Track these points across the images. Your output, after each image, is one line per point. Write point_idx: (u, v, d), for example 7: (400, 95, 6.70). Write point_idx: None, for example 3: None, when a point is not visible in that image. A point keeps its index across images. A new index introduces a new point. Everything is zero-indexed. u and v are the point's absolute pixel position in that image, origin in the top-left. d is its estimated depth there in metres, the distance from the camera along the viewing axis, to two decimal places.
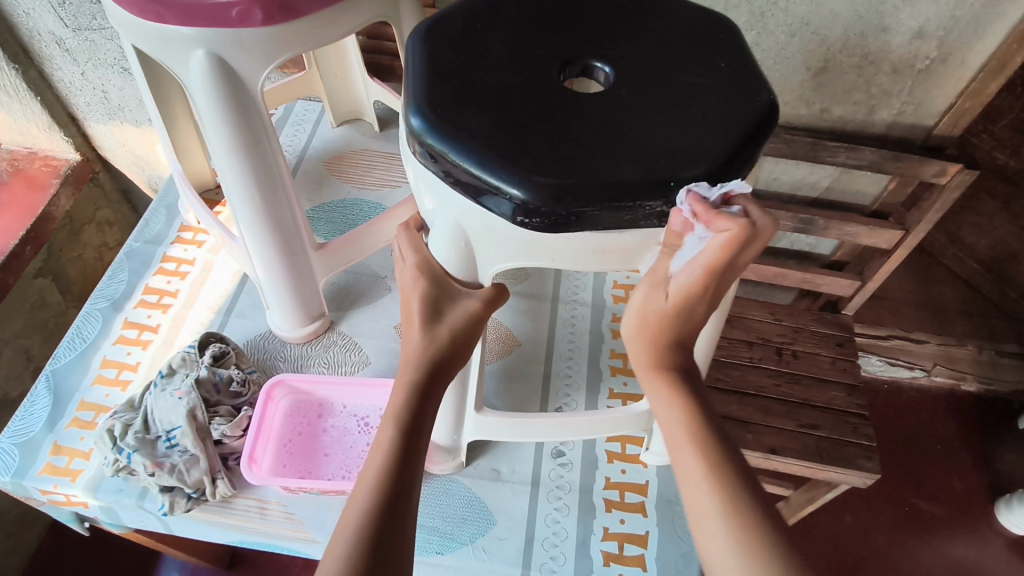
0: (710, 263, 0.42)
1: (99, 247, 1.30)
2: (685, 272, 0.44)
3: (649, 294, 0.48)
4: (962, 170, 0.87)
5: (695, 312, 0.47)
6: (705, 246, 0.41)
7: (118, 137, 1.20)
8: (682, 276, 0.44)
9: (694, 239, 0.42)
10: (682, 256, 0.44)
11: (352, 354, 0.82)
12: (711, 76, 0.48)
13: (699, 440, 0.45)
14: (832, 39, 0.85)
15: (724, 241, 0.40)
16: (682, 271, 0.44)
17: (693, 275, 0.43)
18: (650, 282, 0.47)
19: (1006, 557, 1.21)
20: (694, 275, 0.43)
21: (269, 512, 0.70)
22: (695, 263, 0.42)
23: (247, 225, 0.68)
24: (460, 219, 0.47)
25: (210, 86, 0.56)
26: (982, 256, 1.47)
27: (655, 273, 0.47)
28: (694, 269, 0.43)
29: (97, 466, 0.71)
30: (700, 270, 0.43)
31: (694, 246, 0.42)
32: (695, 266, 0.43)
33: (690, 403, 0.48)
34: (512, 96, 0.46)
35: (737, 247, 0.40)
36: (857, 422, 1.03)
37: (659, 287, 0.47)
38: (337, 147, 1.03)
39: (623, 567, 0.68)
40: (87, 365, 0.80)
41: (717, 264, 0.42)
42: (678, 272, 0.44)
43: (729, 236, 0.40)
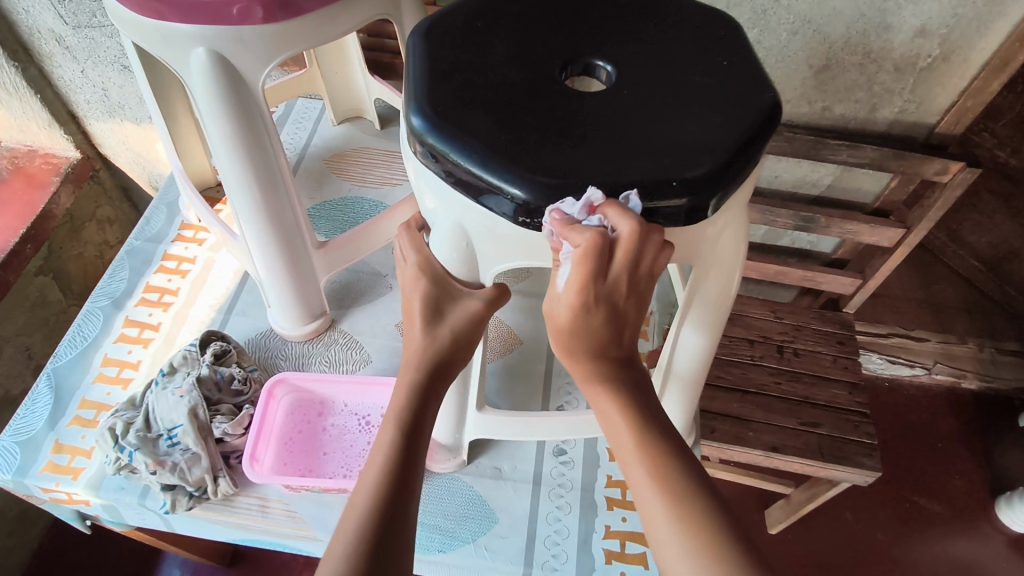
0: (582, 275, 0.41)
1: (99, 245, 1.30)
2: (566, 291, 0.43)
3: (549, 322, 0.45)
4: (964, 168, 0.87)
5: (607, 322, 0.44)
6: (572, 260, 0.41)
7: (118, 135, 1.20)
8: (563, 295, 0.43)
9: (566, 255, 0.42)
10: (560, 275, 0.43)
11: (353, 352, 0.82)
12: (713, 75, 0.48)
13: (648, 453, 0.42)
14: (834, 37, 0.84)
15: (585, 251, 0.40)
16: (564, 290, 0.43)
17: (571, 292, 0.42)
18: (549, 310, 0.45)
19: (1006, 553, 1.21)
20: (573, 291, 0.42)
21: (270, 510, 0.70)
22: (572, 279, 0.42)
23: (247, 224, 0.68)
24: (462, 219, 0.47)
25: (209, 84, 0.56)
26: (982, 254, 1.47)
27: (548, 298, 0.45)
28: (572, 285, 0.42)
29: (98, 464, 0.71)
30: (577, 285, 0.42)
31: (567, 261, 0.42)
32: (571, 281, 0.42)
33: (633, 412, 0.44)
34: (513, 95, 0.45)
35: (599, 255, 0.40)
36: (858, 420, 1.03)
37: (552, 311, 0.44)
38: (337, 145, 1.03)
39: (625, 565, 0.68)
40: (88, 364, 0.80)
41: (591, 272, 0.41)
42: (561, 292, 0.43)
43: (585, 245, 0.40)
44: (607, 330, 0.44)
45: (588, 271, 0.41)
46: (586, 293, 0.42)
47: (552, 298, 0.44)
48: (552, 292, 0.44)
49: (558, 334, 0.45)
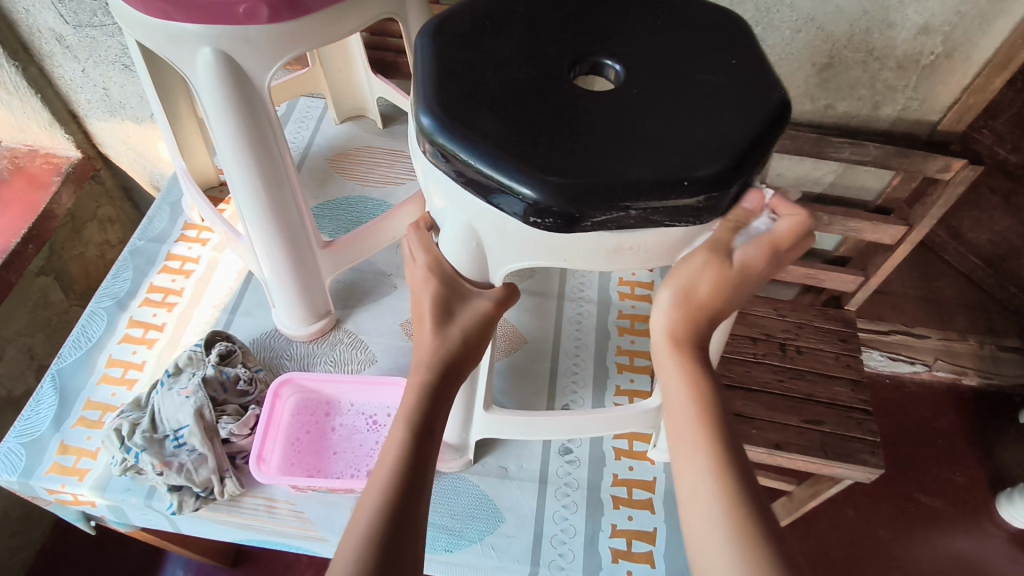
0: (778, 240, 0.47)
1: (100, 245, 1.30)
2: (748, 247, 0.48)
3: (706, 262, 0.47)
4: (966, 165, 0.87)
5: (739, 291, 0.49)
6: (772, 229, 0.48)
7: (119, 134, 1.20)
8: (750, 251, 0.47)
9: (760, 222, 0.48)
10: (745, 233, 0.48)
11: (358, 352, 0.82)
12: (722, 74, 0.48)
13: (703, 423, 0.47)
14: (837, 35, 0.84)
15: (793, 225, 0.47)
16: (745, 247, 0.48)
17: (758, 251, 0.48)
18: (710, 250, 0.47)
19: (1008, 549, 1.21)
20: (760, 252, 0.48)
21: (277, 511, 0.70)
22: (765, 238, 0.47)
23: (252, 223, 0.68)
24: (471, 219, 0.47)
25: (217, 84, 0.56)
26: (983, 251, 1.47)
27: (717, 244, 0.47)
28: (760, 245, 0.47)
29: (104, 465, 0.71)
30: (766, 247, 0.48)
31: (761, 228, 0.48)
32: (768, 244, 0.48)
33: (700, 384, 0.49)
34: (522, 95, 0.45)
35: (799, 235, 0.48)
36: (861, 418, 1.02)
37: (719, 259, 0.47)
38: (340, 144, 1.03)
39: (631, 563, 0.68)
40: (92, 364, 0.80)
41: (780, 247, 0.48)
42: (743, 247, 0.48)
43: (797, 222, 0.48)
44: (738, 296, 0.50)
45: (780, 242, 0.48)
46: (767, 258, 0.48)
47: (727, 246, 0.47)
48: (730, 240, 0.47)
49: (713, 277, 0.48)
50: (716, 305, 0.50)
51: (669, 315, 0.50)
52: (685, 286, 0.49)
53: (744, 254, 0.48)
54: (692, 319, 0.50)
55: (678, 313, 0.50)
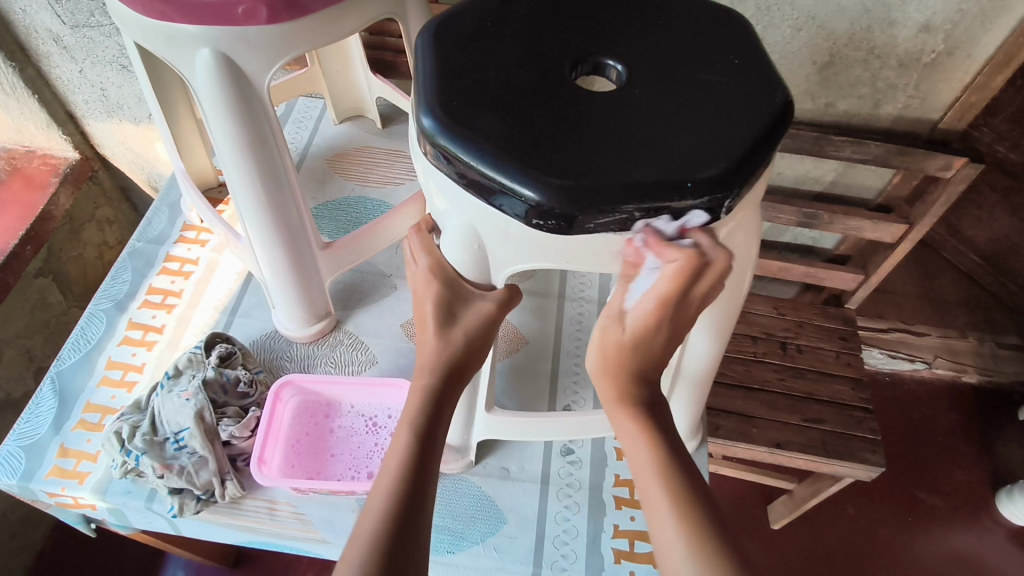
0: (662, 292, 0.45)
1: (99, 246, 1.29)
2: (640, 303, 0.47)
3: (605, 330, 0.50)
4: (968, 163, 0.87)
5: (654, 343, 0.49)
6: (659, 275, 0.45)
7: (117, 135, 1.19)
8: (636, 307, 0.48)
9: (644, 274, 0.46)
10: (635, 288, 0.47)
11: (358, 353, 0.82)
12: (723, 74, 0.48)
13: (667, 477, 0.46)
14: (838, 33, 0.84)
15: (673, 271, 0.44)
16: (637, 302, 0.47)
17: (647, 305, 0.47)
18: (608, 317, 0.50)
19: (1008, 546, 1.22)
20: (649, 306, 0.47)
21: (278, 513, 0.70)
22: (648, 293, 0.46)
23: (251, 224, 0.67)
24: (473, 220, 0.47)
25: (216, 86, 0.56)
26: (982, 249, 1.46)
27: (612, 309, 0.50)
28: (650, 299, 0.46)
29: (104, 468, 0.71)
30: (653, 300, 0.46)
31: (647, 280, 0.46)
32: (652, 296, 0.46)
33: (655, 437, 0.48)
34: (524, 96, 0.45)
35: (685, 276, 0.44)
36: (862, 416, 1.02)
37: (617, 321, 0.49)
38: (339, 144, 1.03)
39: (634, 564, 0.68)
40: (92, 367, 0.80)
41: (669, 295, 0.45)
42: (632, 306, 0.48)
43: (677, 266, 0.44)
44: (653, 348, 0.49)
45: (672, 288, 0.45)
46: (660, 307, 0.46)
47: (619, 310, 0.49)
48: (620, 304, 0.49)
49: (614, 344, 0.50)
50: (639, 362, 0.50)
51: (599, 380, 0.51)
52: (602, 358, 0.51)
53: (636, 310, 0.48)
54: (624, 377, 0.50)
55: (607, 377, 0.51)
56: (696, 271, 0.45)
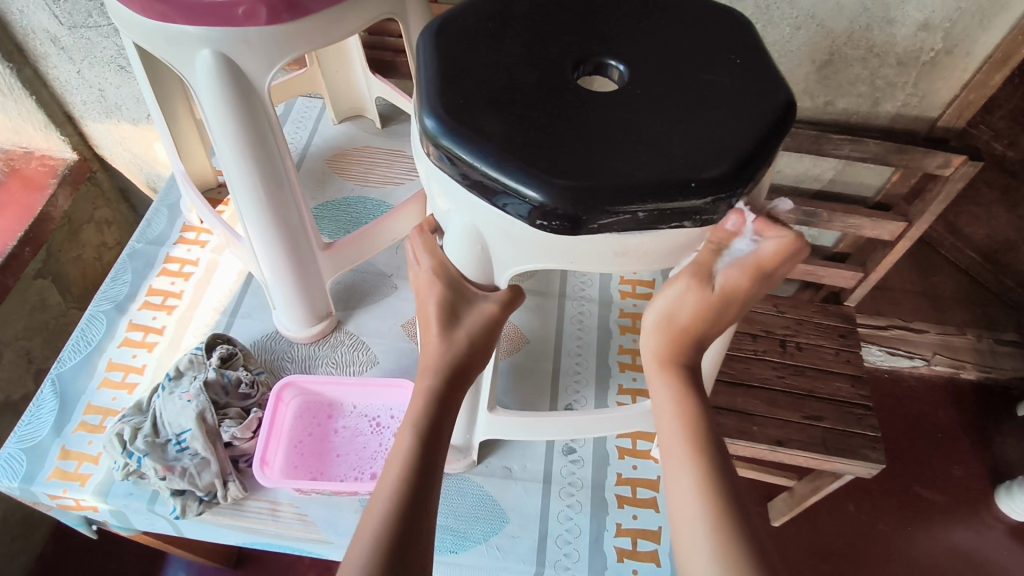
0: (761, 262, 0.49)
1: (98, 247, 1.29)
2: (731, 270, 0.50)
3: (690, 288, 0.51)
4: (966, 161, 0.87)
5: (725, 311, 0.52)
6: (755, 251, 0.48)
7: (115, 136, 1.19)
8: (727, 273, 0.50)
9: (742, 245, 0.48)
10: (728, 256, 0.49)
11: (359, 353, 0.82)
12: (726, 74, 0.48)
13: (692, 436, 0.51)
14: (837, 32, 0.84)
15: (777, 247, 0.48)
16: (726, 269, 0.50)
17: (740, 274, 0.50)
18: (693, 274, 0.50)
19: (1007, 542, 1.22)
20: (744, 275, 0.50)
21: (281, 514, 0.70)
22: (745, 262, 0.49)
23: (252, 225, 0.67)
24: (476, 221, 0.47)
25: (217, 87, 0.56)
26: (980, 246, 1.47)
27: (699, 269, 0.50)
28: (743, 269, 0.49)
29: (106, 470, 0.71)
30: (749, 270, 0.49)
31: (743, 251, 0.49)
32: (748, 266, 0.49)
33: (690, 399, 0.52)
34: (526, 96, 0.45)
35: (785, 254, 0.49)
36: (862, 413, 1.02)
37: (701, 283, 0.50)
38: (338, 144, 1.02)
39: (637, 563, 0.68)
40: (93, 368, 0.80)
41: (764, 266, 0.49)
42: (724, 269, 0.50)
43: (782, 244, 0.48)
44: (722, 318, 0.53)
45: (765, 261, 0.49)
46: (749, 278, 0.50)
47: (709, 269, 0.50)
48: (710, 265, 0.50)
49: (695, 302, 0.52)
50: (702, 327, 0.53)
51: (655, 339, 0.55)
52: (670, 312, 0.54)
53: (726, 275, 0.50)
54: (678, 340, 0.54)
55: (664, 338, 0.55)
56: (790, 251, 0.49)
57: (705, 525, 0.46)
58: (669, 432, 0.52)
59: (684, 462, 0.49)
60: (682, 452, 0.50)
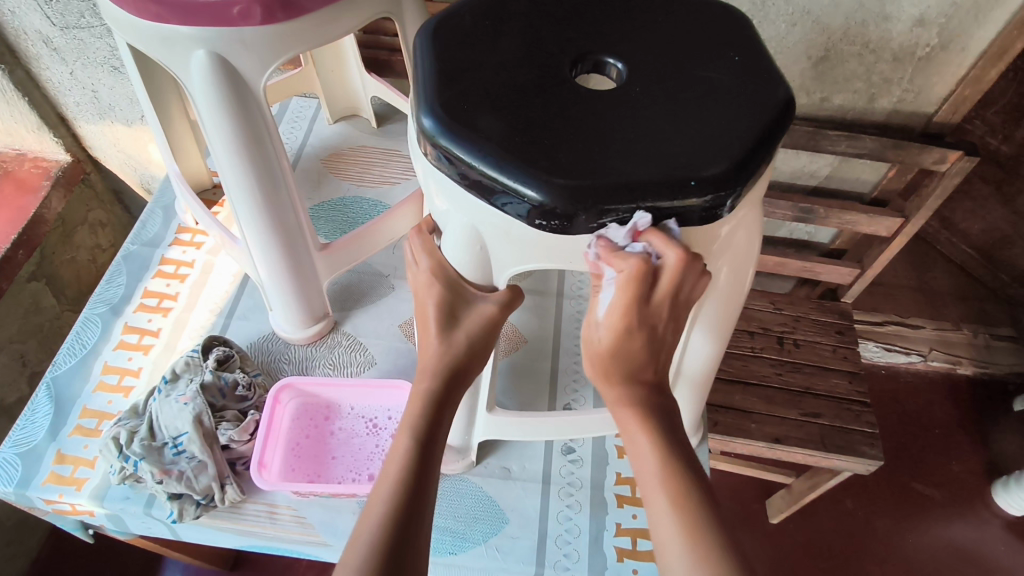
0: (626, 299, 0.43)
1: (92, 249, 1.28)
2: (609, 315, 0.45)
3: (585, 346, 0.48)
4: (963, 157, 0.87)
5: (634, 349, 0.46)
6: (616, 285, 0.43)
7: (109, 137, 1.18)
8: (603, 321, 0.45)
9: (607, 284, 0.44)
10: (602, 299, 0.45)
11: (357, 354, 0.82)
12: (725, 71, 0.48)
13: (671, 481, 0.44)
14: (833, 28, 0.84)
15: (626, 273, 0.42)
16: (604, 318, 0.45)
17: (615, 314, 0.44)
18: (585, 335, 0.48)
19: (1004, 537, 1.22)
20: (615, 314, 0.44)
21: (278, 517, 0.69)
22: (612, 304, 0.44)
23: (248, 226, 0.67)
24: (475, 221, 0.46)
25: (212, 88, 0.55)
26: (974, 241, 1.48)
27: (589, 320, 0.47)
28: (614, 309, 0.44)
29: (102, 474, 0.71)
30: (618, 310, 0.44)
31: (610, 289, 0.44)
32: (615, 306, 0.44)
33: (659, 438, 0.46)
34: (524, 95, 0.45)
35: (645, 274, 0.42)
36: (860, 410, 1.03)
37: (591, 334, 0.47)
38: (333, 144, 1.02)
39: (637, 562, 0.68)
40: (88, 372, 0.79)
41: (634, 302, 0.43)
42: (601, 318, 0.46)
43: (628, 269, 0.42)
44: (635, 355, 0.46)
45: (634, 291, 0.43)
46: (628, 314, 0.44)
47: (591, 322, 0.47)
48: (592, 316, 0.47)
49: (595, 357, 0.47)
50: (626, 369, 0.47)
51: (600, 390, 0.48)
52: (592, 369, 0.48)
53: (606, 320, 0.45)
54: (623, 384, 0.47)
55: (604, 385, 0.47)
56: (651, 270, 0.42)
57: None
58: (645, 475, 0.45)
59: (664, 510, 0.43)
60: (658, 497, 0.44)
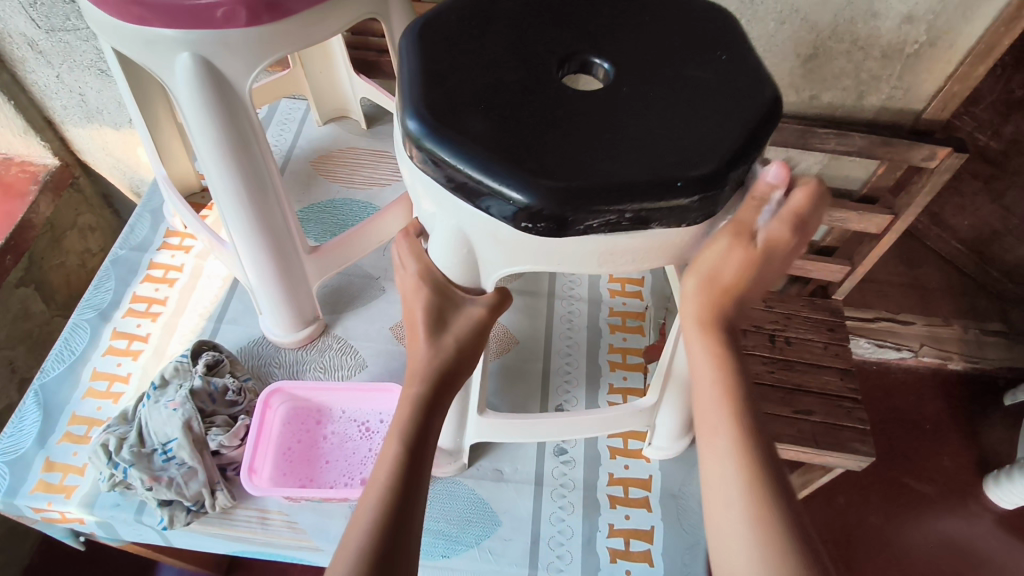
0: (798, 211, 0.48)
1: (82, 253, 1.27)
2: (772, 223, 0.48)
3: (730, 245, 0.48)
4: (951, 153, 0.88)
5: (768, 266, 0.50)
6: (791, 198, 0.48)
7: (97, 140, 1.17)
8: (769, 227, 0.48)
9: (776, 199, 0.48)
10: (765, 211, 0.48)
11: (348, 358, 0.81)
12: (711, 71, 0.48)
13: (733, 406, 0.48)
14: (822, 25, 0.84)
15: (807, 195, 0.48)
16: (769, 224, 0.48)
17: (780, 226, 0.48)
18: (734, 233, 0.48)
19: (997, 531, 1.23)
20: (785, 226, 0.48)
21: (270, 522, 0.69)
22: (784, 212, 0.48)
23: (236, 229, 0.66)
24: (462, 224, 0.46)
25: (197, 91, 0.55)
26: (964, 236, 1.49)
27: (740, 226, 0.48)
28: (784, 219, 0.48)
29: (91, 481, 0.70)
30: (790, 221, 0.48)
31: (777, 206, 0.48)
32: (787, 217, 0.48)
33: (728, 366, 0.50)
34: (510, 96, 0.45)
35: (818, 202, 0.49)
36: (851, 406, 1.03)
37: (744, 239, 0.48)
38: (323, 145, 1.02)
39: (630, 563, 0.68)
40: (77, 378, 0.78)
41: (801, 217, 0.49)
42: (764, 225, 0.48)
43: (814, 192, 0.48)
44: (764, 273, 0.50)
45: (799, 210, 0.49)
46: (792, 230, 0.48)
47: (750, 227, 0.48)
48: (752, 222, 0.48)
49: (739, 260, 0.49)
50: (743, 288, 0.50)
51: (699, 299, 0.51)
52: (711, 273, 0.50)
53: (766, 231, 0.48)
54: (718, 302, 0.51)
55: (706, 297, 0.51)
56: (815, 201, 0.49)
57: (737, 492, 0.45)
58: (704, 397, 0.50)
59: (721, 428, 0.48)
60: (717, 417, 0.49)
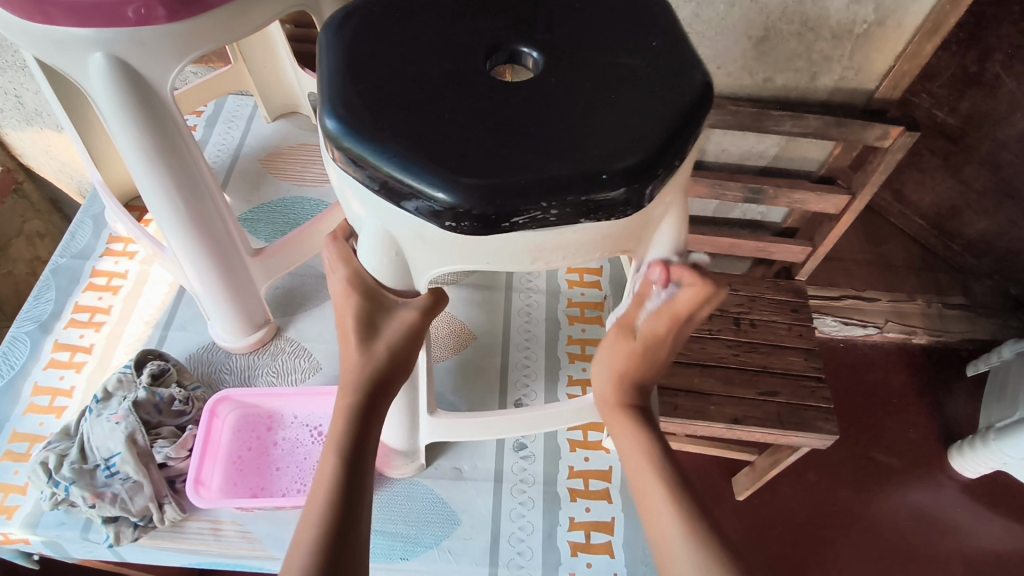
0: (675, 311, 0.50)
1: (31, 261, 1.22)
2: (651, 318, 0.53)
3: (616, 340, 0.55)
4: (903, 132, 0.88)
5: (658, 353, 0.55)
6: (672, 296, 0.51)
7: (39, 144, 1.13)
8: (650, 320, 0.53)
9: (659, 295, 0.52)
10: (648, 307, 0.53)
11: (302, 360, 0.79)
12: (642, 58, 0.46)
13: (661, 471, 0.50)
14: (771, 7, 0.84)
15: (690, 297, 0.49)
16: (651, 317, 0.53)
17: (659, 320, 0.52)
18: (618, 328, 0.55)
19: (961, 499, 1.26)
20: (661, 322, 0.52)
21: (222, 533, 0.67)
22: (664, 308, 0.51)
23: (171, 233, 0.64)
24: (387, 225, 0.44)
25: (114, 92, 0.52)
26: (926, 212, 1.51)
27: (625, 322, 0.55)
28: (662, 317, 0.52)
29: (34, 501, 0.68)
30: (665, 317, 0.51)
31: (659, 301, 0.52)
32: (660, 318, 0.52)
33: (650, 439, 0.53)
34: (433, 90, 0.43)
35: (701, 301, 0.50)
36: (815, 386, 1.03)
37: (626, 334, 0.54)
38: (273, 143, 0.99)
39: (591, 556, 0.68)
40: (16, 395, 0.75)
41: (681, 313, 0.51)
42: (644, 321, 0.53)
43: (695, 292, 0.49)
44: (657, 359, 0.55)
45: (681, 311, 0.51)
46: (668, 324, 0.52)
47: (632, 324, 0.54)
48: (632, 319, 0.54)
49: (625, 353, 0.55)
50: (639, 371, 0.55)
51: (605, 383, 0.56)
52: (609, 363, 0.56)
53: (647, 324, 0.53)
54: (623, 385, 0.56)
55: (611, 381, 0.56)
56: (709, 297, 0.50)
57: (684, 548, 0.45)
58: (633, 459, 0.52)
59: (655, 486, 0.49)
60: (648, 479, 0.50)
